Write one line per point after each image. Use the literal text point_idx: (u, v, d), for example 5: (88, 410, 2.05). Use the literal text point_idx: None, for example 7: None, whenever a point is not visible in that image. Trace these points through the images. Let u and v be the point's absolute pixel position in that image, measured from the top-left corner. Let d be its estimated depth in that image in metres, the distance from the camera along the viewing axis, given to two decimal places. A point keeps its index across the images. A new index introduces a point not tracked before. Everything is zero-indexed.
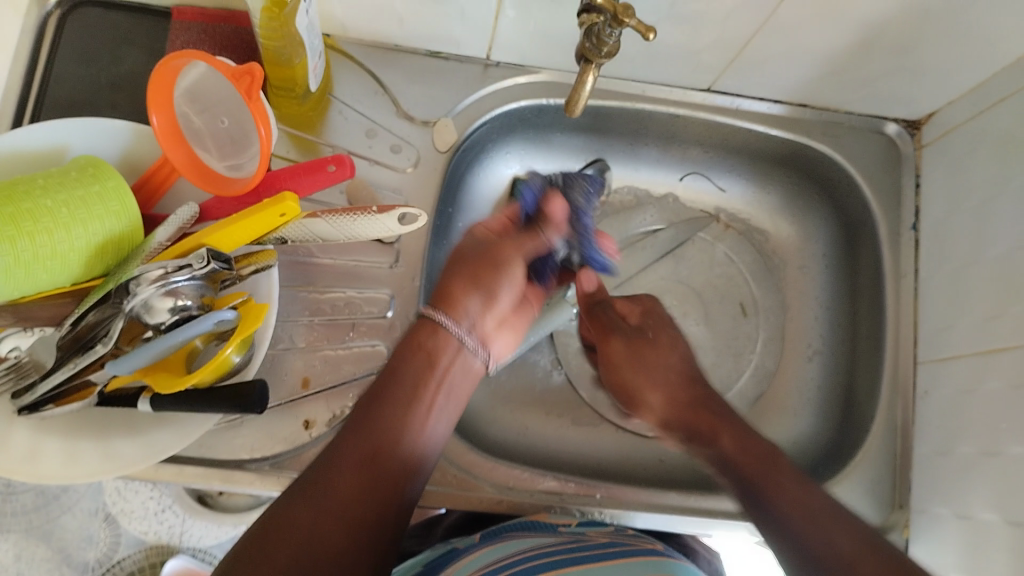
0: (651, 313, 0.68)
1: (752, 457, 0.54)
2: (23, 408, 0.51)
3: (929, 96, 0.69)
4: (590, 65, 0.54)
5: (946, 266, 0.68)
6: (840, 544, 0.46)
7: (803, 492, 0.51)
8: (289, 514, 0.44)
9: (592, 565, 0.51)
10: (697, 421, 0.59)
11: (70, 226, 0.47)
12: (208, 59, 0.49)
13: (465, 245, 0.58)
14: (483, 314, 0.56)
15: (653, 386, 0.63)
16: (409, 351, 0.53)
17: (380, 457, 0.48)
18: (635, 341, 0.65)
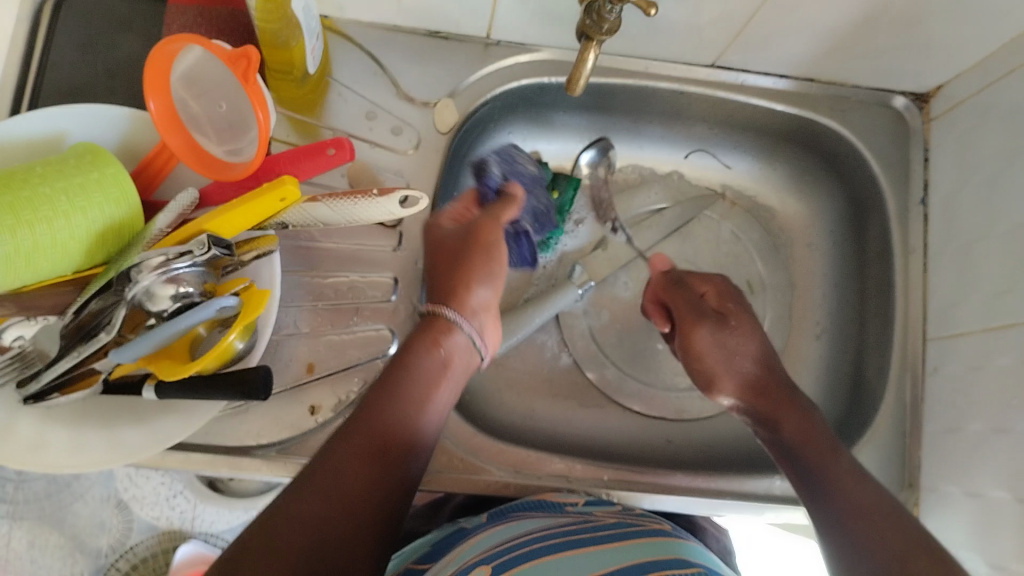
0: (728, 294, 0.67)
1: (818, 443, 0.55)
2: (26, 397, 0.51)
3: (937, 69, 0.68)
4: (591, 43, 0.53)
5: (955, 241, 0.67)
6: (896, 546, 0.47)
7: (863, 488, 0.51)
8: (299, 500, 0.44)
9: (600, 545, 0.50)
10: (769, 395, 0.61)
11: (70, 214, 0.47)
12: (204, 43, 0.49)
13: (444, 239, 0.61)
14: (478, 306, 0.59)
15: (733, 370, 0.63)
16: (423, 344, 0.55)
17: (393, 445, 0.49)
18: (717, 325, 0.65)
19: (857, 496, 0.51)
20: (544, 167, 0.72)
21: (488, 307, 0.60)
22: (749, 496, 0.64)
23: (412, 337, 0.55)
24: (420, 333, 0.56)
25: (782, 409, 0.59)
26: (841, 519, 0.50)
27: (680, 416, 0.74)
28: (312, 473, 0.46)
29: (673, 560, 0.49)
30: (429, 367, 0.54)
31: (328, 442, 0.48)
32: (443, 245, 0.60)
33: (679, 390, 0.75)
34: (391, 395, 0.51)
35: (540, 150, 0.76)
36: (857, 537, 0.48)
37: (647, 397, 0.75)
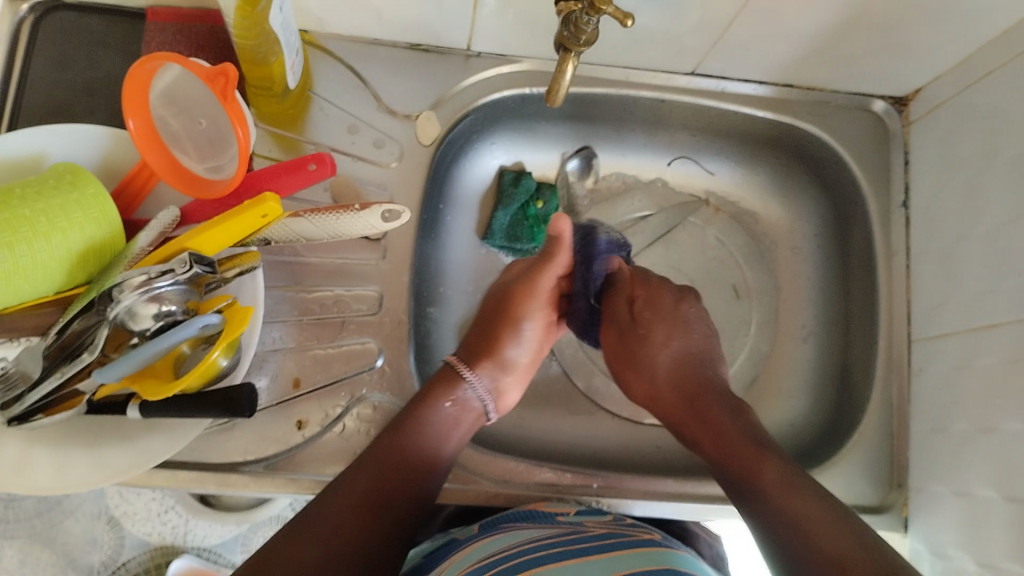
0: (652, 300, 0.68)
1: (743, 448, 0.58)
2: (12, 419, 0.51)
3: (915, 72, 0.68)
4: (569, 54, 0.53)
5: (937, 244, 0.67)
6: (829, 549, 0.48)
7: (790, 491, 0.53)
8: (296, 547, 0.50)
9: (589, 558, 0.50)
10: (693, 405, 0.63)
11: (50, 235, 0.47)
12: (183, 62, 0.49)
13: (494, 288, 0.69)
14: (499, 371, 0.65)
15: (641, 382, 0.67)
16: (436, 392, 0.60)
17: (395, 486, 0.56)
18: (626, 335, 0.68)
19: (786, 499, 0.52)
20: (527, 178, 0.74)
21: (511, 374, 0.66)
22: None
23: (427, 386, 0.61)
24: (437, 381, 0.62)
25: (702, 419, 0.62)
26: (767, 526, 0.52)
27: None
28: (313, 513, 0.52)
29: (664, 570, 0.49)
30: (438, 418, 0.59)
31: (334, 482, 0.54)
32: (490, 296, 0.69)
33: None
34: (395, 439, 0.57)
35: (524, 160, 0.76)
36: (783, 543, 0.50)
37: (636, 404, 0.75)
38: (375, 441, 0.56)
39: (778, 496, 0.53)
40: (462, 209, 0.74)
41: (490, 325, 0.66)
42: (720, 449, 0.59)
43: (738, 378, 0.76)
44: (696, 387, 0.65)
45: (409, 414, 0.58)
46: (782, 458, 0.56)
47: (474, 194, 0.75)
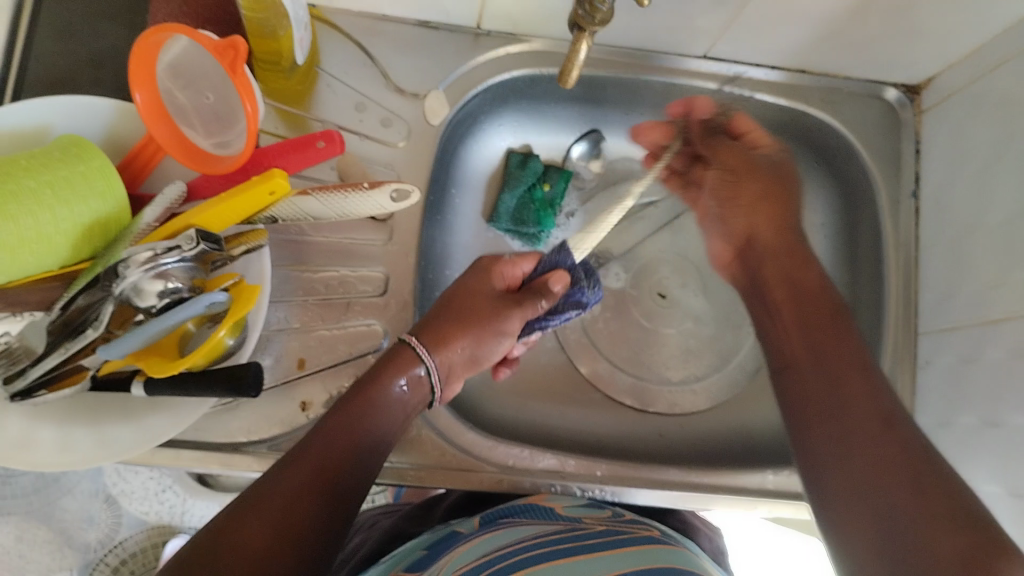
0: (786, 149, 0.68)
1: (824, 329, 0.57)
2: (14, 395, 0.50)
3: (928, 60, 0.68)
4: (582, 34, 0.53)
5: (947, 233, 0.67)
6: (874, 424, 0.49)
7: (840, 346, 0.56)
8: (239, 527, 0.42)
9: (588, 555, 0.49)
10: (788, 248, 0.64)
11: (55, 207, 0.46)
12: (190, 34, 0.48)
13: (470, 290, 0.60)
14: (458, 368, 0.58)
15: (765, 211, 0.65)
16: (390, 375, 0.54)
17: (340, 481, 0.47)
18: (773, 175, 0.66)
19: (840, 363, 0.54)
20: (534, 160, 0.73)
21: (468, 365, 0.59)
22: (744, 491, 0.64)
23: (376, 367, 0.54)
24: (384, 363, 0.54)
25: (798, 266, 0.63)
26: (825, 411, 0.52)
27: (673, 411, 0.74)
28: (260, 495, 0.44)
29: (661, 567, 0.48)
30: (388, 404, 0.53)
31: (271, 472, 0.46)
32: (464, 297, 0.60)
33: (672, 384, 0.76)
34: (343, 424, 0.50)
35: (532, 143, 0.76)
36: (828, 426, 0.51)
37: (639, 391, 0.75)
38: (318, 428, 0.49)
39: (841, 370, 0.54)
40: (468, 191, 0.74)
41: (468, 319, 0.59)
42: (796, 310, 0.60)
43: (742, 366, 0.77)
44: (799, 260, 0.63)
45: (359, 405, 0.51)
46: (854, 324, 0.58)
47: (481, 175, 0.74)
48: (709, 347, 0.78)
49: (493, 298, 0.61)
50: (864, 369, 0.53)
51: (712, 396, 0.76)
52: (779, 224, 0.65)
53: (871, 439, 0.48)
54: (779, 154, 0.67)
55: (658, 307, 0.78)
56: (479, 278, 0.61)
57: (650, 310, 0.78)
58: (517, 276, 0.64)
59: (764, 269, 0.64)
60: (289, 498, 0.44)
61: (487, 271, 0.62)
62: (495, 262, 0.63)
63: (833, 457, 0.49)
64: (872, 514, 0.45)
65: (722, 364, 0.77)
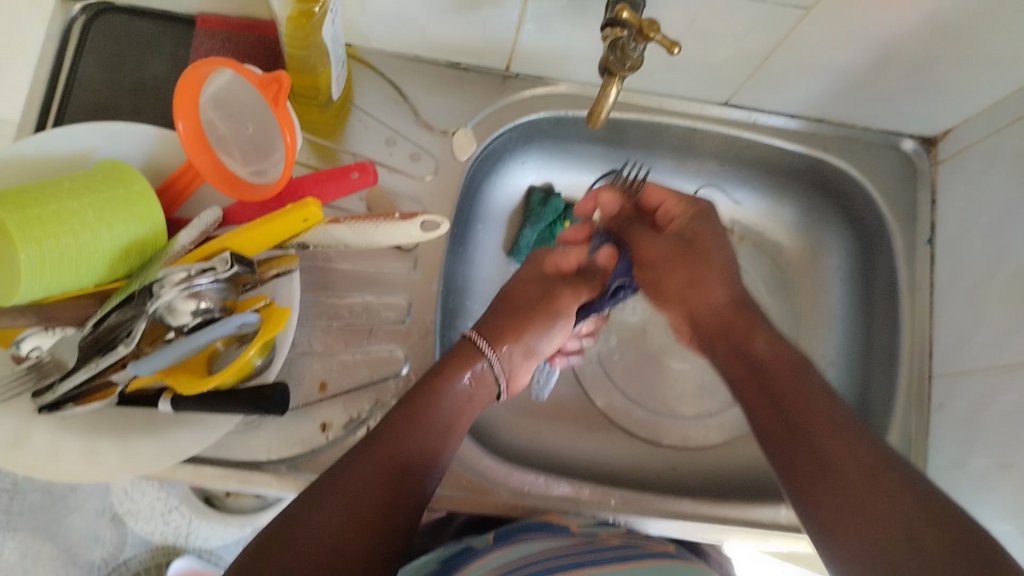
0: (702, 214, 0.65)
1: (782, 370, 0.54)
2: (43, 407, 0.52)
3: (944, 114, 0.69)
4: (613, 79, 0.55)
5: (961, 282, 0.68)
6: (847, 464, 0.47)
7: (808, 396, 0.52)
8: (302, 521, 0.43)
9: (606, 565, 0.50)
10: (731, 324, 0.60)
11: (95, 228, 0.48)
12: (235, 67, 0.50)
13: (524, 283, 0.64)
14: (519, 361, 0.61)
15: (707, 281, 0.62)
16: (455, 368, 0.56)
17: (409, 473, 0.49)
18: (676, 250, 0.64)
19: (803, 403, 0.52)
20: (555, 198, 0.74)
21: (528, 357, 0.62)
22: (755, 524, 0.65)
23: (445, 358, 0.56)
24: (453, 354, 0.57)
25: (746, 336, 0.58)
26: (814, 476, 0.48)
27: (686, 444, 0.75)
28: (331, 483, 0.46)
29: None
30: (457, 393, 0.55)
31: (345, 457, 0.48)
32: (516, 298, 0.63)
33: (686, 419, 0.77)
34: (403, 417, 0.51)
35: (553, 181, 0.77)
36: (828, 490, 0.47)
37: (652, 425, 0.76)
38: (391, 413, 0.51)
39: (820, 429, 0.50)
40: (491, 225, 0.76)
41: (525, 311, 0.62)
42: (757, 378, 0.56)
43: None
44: (737, 321, 0.60)
45: (424, 396, 0.53)
46: (819, 375, 0.54)
47: (503, 211, 0.76)
48: (723, 386, 0.79)
49: (547, 281, 0.65)
50: (842, 421, 0.50)
51: (726, 430, 0.77)
52: (720, 302, 0.61)
53: (876, 500, 0.45)
54: (694, 221, 0.65)
55: (672, 342, 0.80)
56: (533, 270, 0.66)
57: (663, 346, 0.79)
58: (572, 263, 0.67)
59: (717, 345, 0.61)
60: (358, 492, 0.46)
61: (541, 261, 0.66)
62: (549, 253, 0.67)
63: (836, 530, 0.46)
64: (876, 559, 0.43)
65: (734, 402, 0.78)
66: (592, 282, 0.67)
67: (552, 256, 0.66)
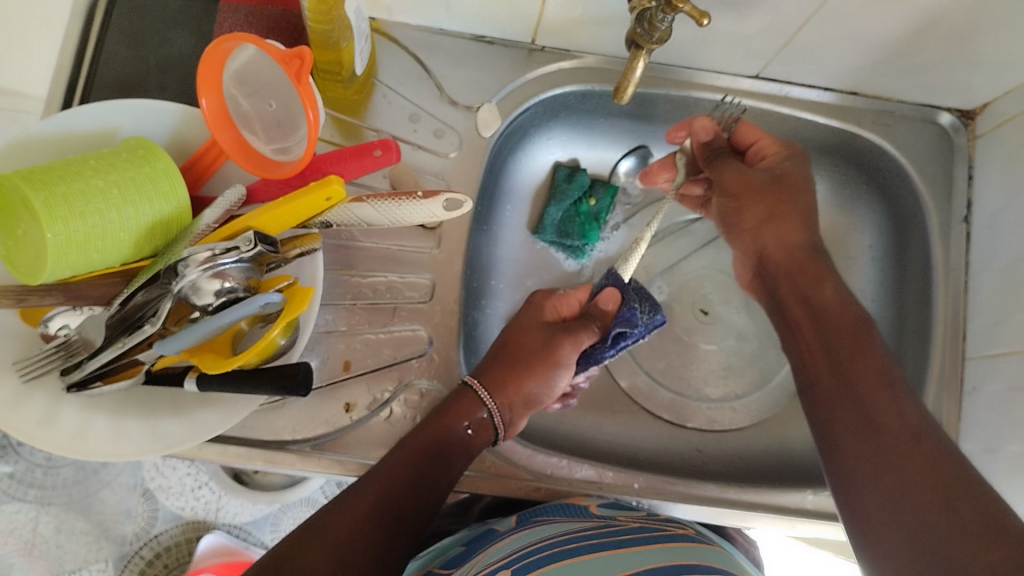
0: (794, 156, 0.64)
1: (842, 319, 0.57)
2: (71, 385, 0.52)
3: (983, 87, 0.67)
4: (640, 51, 0.53)
5: (999, 260, 0.67)
6: (889, 425, 0.50)
7: (863, 355, 0.54)
8: (310, 542, 0.50)
9: (623, 549, 0.49)
10: (803, 267, 0.60)
11: (120, 207, 0.47)
12: (258, 42, 0.49)
13: (527, 319, 0.64)
14: (518, 411, 0.61)
15: (799, 221, 0.62)
16: (453, 416, 0.57)
17: (395, 519, 0.53)
18: (775, 190, 0.62)
19: (855, 360, 0.54)
20: (581, 174, 0.74)
21: (529, 408, 0.61)
22: (781, 509, 0.64)
23: (444, 405, 0.58)
24: (450, 398, 0.58)
25: (814, 284, 0.59)
26: (856, 429, 0.51)
27: (712, 427, 0.74)
28: (326, 520, 0.51)
29: (699, 565, 0.48)
30: (452, 443, 0.56)
31: (350, 487, 0.53)
32: (520, 341, 0.62)
33: (711, 401, 0.76)
34: (401, 463, 0.54)
35: (579, 156, 0.76)
36: (870, 445, 0.50)
37: (678, 407, 0.75)
38: (385, 460, 0.54)
39: (865, 384, 0.53)
40: (516, 202, 0.75)
41: (522, 363, 0.61)
42: (816, 326, 0.58)
43: (783, 387, 0.77)
44: (801, 269, 0.60)
45: (424, 442, 0.55)
46: (879, 335, 0.56)
47: (528, 188, 0.75)
48: (752, 366, 0.78)
49: (545, 330, 0.63)
50: (891, 378, 0.53)
51: (753, 414, 0.76)
52: (798, 242, 0.61)
53: (911, 462, 0.47)
54: (788, 162, 0.64)
55: (699, 323, 0.78)
56: (532, 314, 0.65)
57: (691, 325, 0.78)
58: (573, 307, 0.66)
59: (782, 286, 0.61)
60: (349, 532, 0.51)
61: (540, 307, 0.65)
62: (549, 299, 0.65)
63: (875, 477, 0.49)
64: (900, 518, 0.46)
65: (762, 384, 0.77)
66: (592, 328, 0.63)
67: (551, 300, 0.65)
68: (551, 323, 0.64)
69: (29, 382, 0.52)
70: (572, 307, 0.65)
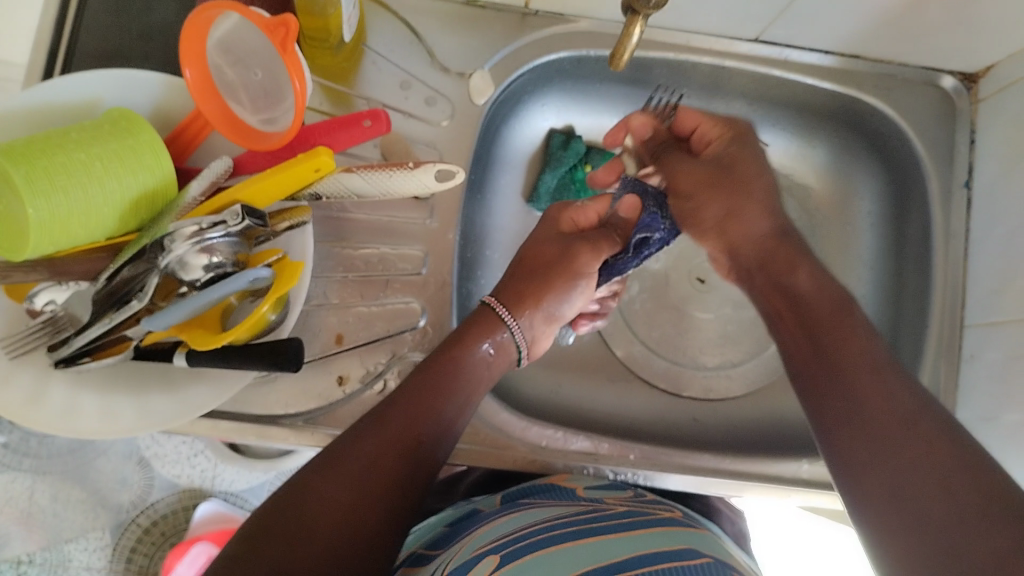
0: (739, 138, 0.62)
1: (825, 308, 0.54)
2: (60, 361, 0.51)
3: (987, 50, 0.66)
4: (636, 17, 0.52)
5: (1001, 228, 0.66)
6: (883, 413, 0.47)
7: (851, 339, 0.52)
8: (311, 493, 0.46)
9: (612, 536, 0.48)
10: (773, 256, 0.58)
11: (103, 181, 0.46)
12: (240, 10, 0.47)
13: (546, 232, 0.63)
14: (540, 326, 0.60)
15: (756, 211, 0.60)
16: (473, 336, 0.56)
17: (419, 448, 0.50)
18: (720, 182, 0.60)
19: (844, 347, 0.51)
20: (576, 142, 0.72)
21: (549, 326, 0.61)
22: (778, 480, 0.64)
23: (465, 326, 0.57)
24: (471, 321, 0.58)
25: (787, 271, 0.57)
26: (846, 420, 0.49)
27: (707, 396, 0.74)
28: (339, 456, 0.48)
29: (686, 551, 0.48)
30: (472, 366, 0.55)
31: (354, 429, 0.49)
32: (541, 254, 0.61)
33: (708, 370, 0.75)
34: (419, 393, 0.52)
35: (574, 122, 0.75)
36: (861, 435, 0.47)
37: (674, 376, 0.75)
38: (404, 388, 0.52)
39: (853, 369, 0.50)
40: (509, 169, 0.74)
41: (542, 276, 0.60)
42: (799, 317, 0.55)
43: (779, 355, 0.77)
44: (773, 254, 0.59)
45: (443, 366, 0.54)
46: (863, 315, 0.54)
47: (523, 155, 0.74)
48: (748, 334, 0.77)
49: (564, 239, 0.63)
50: (880, 363, 0.50)
51: (749, 382, 0.75)
52: (762, 232, 0.59)
53: (912, 452, 0.45)
54: (732, 145, 0.62)
55: (696, 291, 0.77)
56: (550, 229, 0.64)
57: (687, 294, 0.77)
58: (592, 218, 0.64)
59: (757, 279, 0.59)
60: (366, 471, 0.47)
61: (557, 219, 0.64)
62: (565, 210, 0.64)
63: (870, 469, 0.46)
64: (903, 514, 0.43)
65: (758, 352, 0.77)
66: (613, 238, 0.64)
67: (568, 212, 0.64)
68: (572, 235, 0.63)
69: (16, 360, 0.51)
70: (591, 220, 0.64)
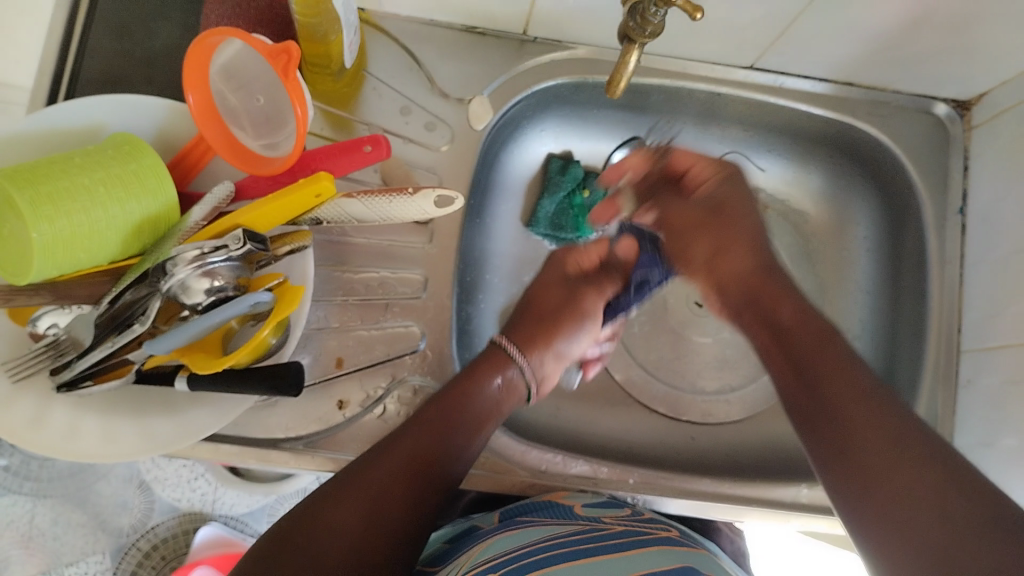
0: (730, 177, 0.62)
1: (806, 340, 0.53)
2: (61, 385, 0.51)
3: (980, 76, 0.67)
4: (632, 45, 0.53)
5: (995, 252, 0.66)
6: (866, 438, 0.46)
7: (833, 366, 0.51)
8: (322, 514, 0.47)
9: (608, 555, 0.48)
10: (759, 292, 0.58)
11: (107, 205, 0.47)
12: (244, 37, 0.48)
13: (552, 275, 0.68)
14: (548, 364, 0.63)
15: (740, 245, 0.60)
16: (487, 372, 0.58)
17: (430, 474, 0.52)
18: (711, 225, 0.61)
19: (830, 375, 0.50)
20: (573, 166, 0.73)
21: (558, 364, 0.65)
22: (776, 504, 0.64)
23: (476, 362, 0.59)
24: (482, 357, 0.60)
25: (773, 305, 0.57)
26: (836, 448, 0.47)
27: (706, 419, 0.74)
28: (354, 479, 0.49)
29: (681, 567, 0.47)
30: (486, 398, 0.57)
31: (371, 451, 0.51)
32: (544, 306, 0.66)
33: (706, 395, 0.75)
34: (435, 420, 0.53)
35: (572, 148, 0.76)
36: (851, 464, 0.46)
37: (672, 400, 0.75)
38: (420, 413, 0.54)
39: (837, 397, 0.49)
40: (507, 195, 0.74)
41: (550, 321, 0.65)
42: (783, 350, 0.54)
43: None
44: (758, 285, 0.58)
45: (457, 394, 0.55)
46: (847, 344, 0.53)
47: (520, 181, 0.75)
48: (747, 357, 0.77)
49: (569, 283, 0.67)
50: (869, 389, 0.49)
51: (748, 406, 0.76)
52: (747, 269, 0.59)
53: (903, 471, 0.43)
54: (725, 184, 0.62)
55: (694, 315, 0.78)
56: (555, 271, 0.68)
57: (686, 318, 0.78)
58: (594, 260, 0.68)
59: (745, 314, 0.59)
60: (376, 496, 0.49)
61: (562, 263, 0.68)
62: (568, 255, 0.69)
63: (864, 494, 0.44)
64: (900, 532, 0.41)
65: (757, 375, 0.77)
66: (614, 278, 0.69)
67: (575, 256, 0.68)
68: (576, 278, 0.67)
69: (18, 383, 0.51)
70: (594, 259, 0.68)
